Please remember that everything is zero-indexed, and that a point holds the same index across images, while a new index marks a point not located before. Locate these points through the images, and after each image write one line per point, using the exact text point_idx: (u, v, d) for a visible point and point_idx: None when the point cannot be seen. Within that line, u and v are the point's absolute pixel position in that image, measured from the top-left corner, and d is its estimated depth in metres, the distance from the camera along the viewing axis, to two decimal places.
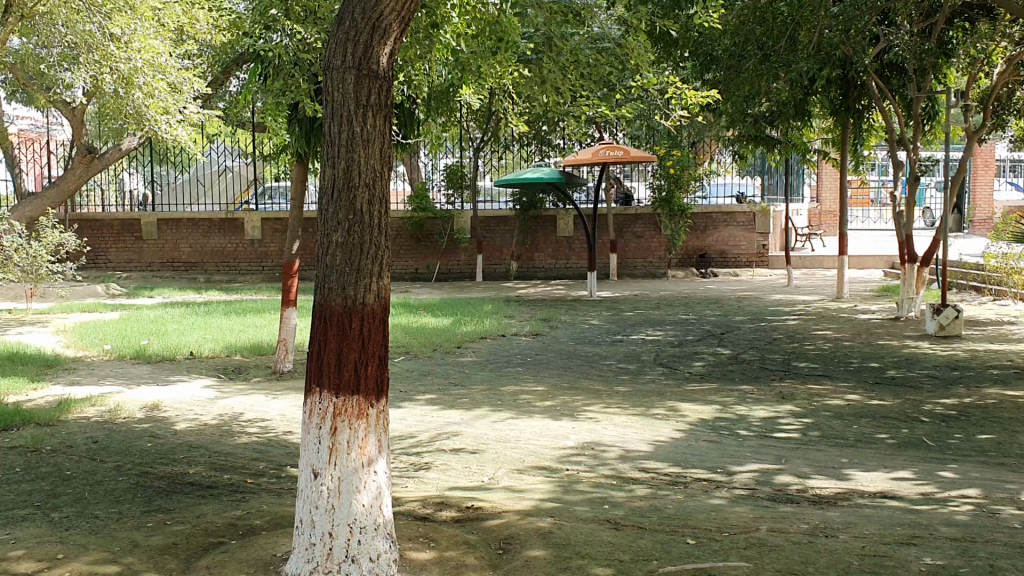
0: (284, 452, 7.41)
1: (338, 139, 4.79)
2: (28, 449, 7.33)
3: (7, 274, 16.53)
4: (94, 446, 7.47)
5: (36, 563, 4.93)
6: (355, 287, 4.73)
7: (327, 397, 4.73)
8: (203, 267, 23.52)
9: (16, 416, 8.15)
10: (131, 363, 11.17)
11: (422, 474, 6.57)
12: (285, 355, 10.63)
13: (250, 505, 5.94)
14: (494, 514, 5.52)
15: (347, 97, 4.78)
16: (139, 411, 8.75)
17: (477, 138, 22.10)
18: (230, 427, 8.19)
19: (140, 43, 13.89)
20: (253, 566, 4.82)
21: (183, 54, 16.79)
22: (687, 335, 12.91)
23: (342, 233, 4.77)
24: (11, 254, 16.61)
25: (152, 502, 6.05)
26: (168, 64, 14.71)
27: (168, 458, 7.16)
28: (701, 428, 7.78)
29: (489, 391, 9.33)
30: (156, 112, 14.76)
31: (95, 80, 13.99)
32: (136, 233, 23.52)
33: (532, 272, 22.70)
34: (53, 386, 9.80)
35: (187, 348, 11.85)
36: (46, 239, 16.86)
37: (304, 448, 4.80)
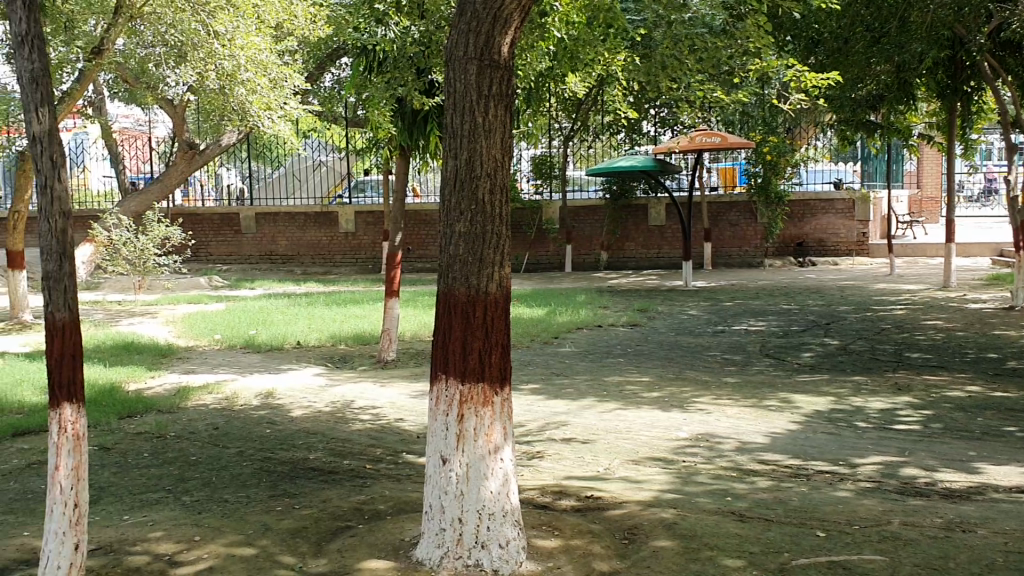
0: (398, 439, 7.52)
1: (460, 129, 4.83)
2: (154, 435, 7.61)
3: (117, 266, 17.17)
4: (215, 432, 7.71)
5: (175, 544, 5.11)
6: (478, 277, 4.77)
7: (454, 385, 4.79)
8: (300, 260, 24.07)
9: (140, 403, 8.46)
10: (241, 353, 11.49)
11: (536, 463, 6.59)
12: (389, 345, 10.77)
13: (373, 490, 6.05)
14: (615, 505, 5.50)
15: (469, 87, 4.81)
16: (254, 398, 8.99)
17: (566, 127, 22.00)
18: (343, 414, 8.35)
19: (243, 40, 14.20)
20: (383, 550, 4.91)
21: (283, 50, 17.11)
22: (791, 325, 12.66)
23: (465, 223, 4.81)
24: (119, 247, 17.20)
25: (278, 486, 6.22)
26: (270, 60, 14.94)
27: (286, 444, 7.33)
28: (817, 420, 7.62)
29: (595, 382, 9.31)
30: (260, 108, 15.14)
31: (199, 78, 14.48)
32: (235, 227, 24.20)
33: (623, 261, 22.52)
34: (170, 375, 10.15)
35: (293, 338, 12.11)
36: (153, 233, 17.35)
37: (432, 435, 4.86)
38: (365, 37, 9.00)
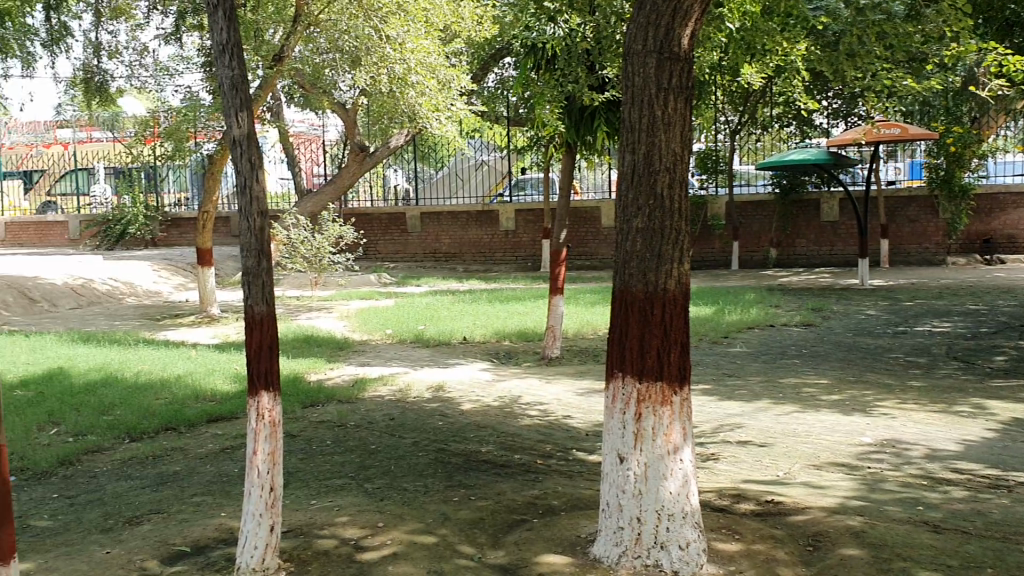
0: (568, 436, 7.55)
1: (638, 124, 4.77)
2: (334, 424, 7.94)
3: (294, 263, 18.00)
4: (392, 423, 7.97)
5: (360, 529, 5.31)
6: (656, 273, 4.70)
7: (631, 383, 4.74)
8: (463, 257, 24.58)
9: (321, 393, 8.86)
10: (412, 347, 11.84)
11: (711, 465, 6.45)
12: (554, 341, 10.83)
13: (546, 485, 6.09)
14: (797, 510, 5.31)
15: (647, 81, 4.76)
16: (426, 391, 9.25)
17: (733, 121, 21.48)
18: (513, 409, 8.46)
19: (413, 44, 14.58)
20: (560, 545, 4.93)
21: (449, 51, 17.48)
22: (981, 326, 11.88)
23: (643, 218, 4.75)
24: (297, 246, 18.03)
25: (454, 477, 6.36)
26: (438, 63, 15.30)
27: (460, 437, 7.49)
28: (1016, 428, 7.11)
29: (768, 383, 9.04)
30: (429, 110, 15.63)
31: (372, 82, 14.97)
32: (402, 226, 24.98)
33: (792, 259, 21.79)
34: (347, 367, 10.57)
35: (460, 333, 12.36)
36: (328, 232, 18.07)
37: (609, 433, 4.84)
38: (535, 34, 9.33)
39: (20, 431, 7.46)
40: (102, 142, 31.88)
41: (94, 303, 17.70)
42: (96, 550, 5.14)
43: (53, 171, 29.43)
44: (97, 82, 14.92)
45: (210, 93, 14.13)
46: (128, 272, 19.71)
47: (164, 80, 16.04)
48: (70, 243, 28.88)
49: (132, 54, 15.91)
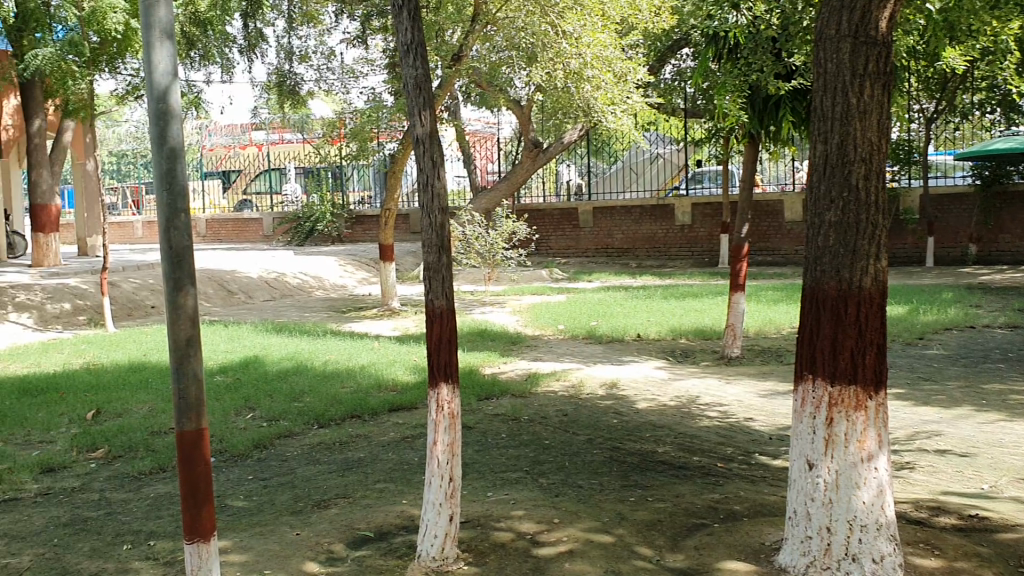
0: (749, 438, 7.28)
1: (831, 112, 4.50)
2: (509, 418, 8.00)
3: (470, 259, 18.33)
4: (566, 419, 7.95)
5: (537, 524, 5.30)
6: (851, 270, 4.42)
7: (822, 386, 4.50)
8: (637, 253, 24.34)
9: (496, 386, 8.95)
10: (585, 343, 11.81)
11: (906, 474, 6.05)
12: (733, 340, 10.49)
13: (727, 489, 5.89)
14: (1006, 528, 4.88)
15: (841, 67, 4.49)
16: (600, 388, 9.18)
17: (929, 108, 20.19)
18: (690, 409, 8.25)
19: (589, 38, 14.50)
20: (742, 551, 4.75)
21: (627, 44, 17.31)
22: None
23: (836, 212, 4.49)
24: (472, 242, 18.33)
25: (630, 476, 6.26)
26: (615, 56, 15.17)
27: (635, 435, 7.38)
28: None
29: (970, 389, 8.41)
30: (605, 104, 15.58)
31: (548, 77, 15.01)
32: (575, 222, 25.01)
33: (995, 255, 20.25)
34: (521, 361, 10.65)
35: (634, 330, 12.21)
36: (502, 228, 18.29)
37: (797, 438, 4.62)
38: (716, 23, 9.27)
39: (219, 414, 7.95)
40: (293, 143, 33.72)
41: (286, 295, 18.72)
42: (286, 531, 5.37)
43: (250, 171, 31.39)
44: (289, 86, 15.75)
45: (393, 94, 14.62)
46: (315, 267, 20.72)
47: (350, 82, 16.74)
48: (264, 239, 30.70)
49: (320, 57, 16.66)
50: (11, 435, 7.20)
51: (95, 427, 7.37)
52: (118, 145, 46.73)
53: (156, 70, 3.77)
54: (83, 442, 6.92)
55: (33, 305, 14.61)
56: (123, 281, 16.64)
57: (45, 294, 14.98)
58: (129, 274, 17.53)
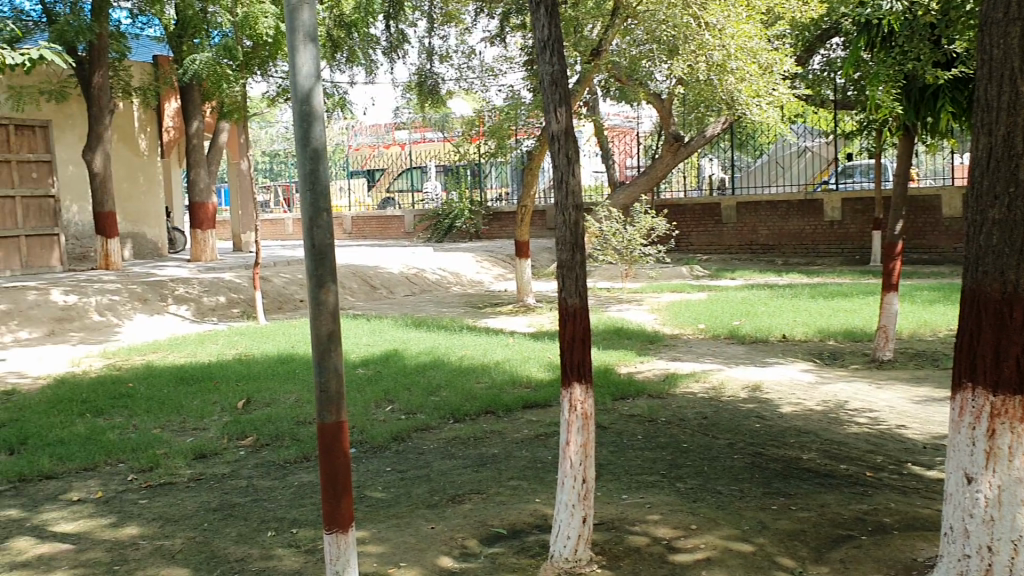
0: (901, 447, 6.89)
1: (996, 101, 4.14)
2: (646, 419, 7.86)
3: (608, 256, 18.16)
4: (705, 421, 7.74)
5: (673, 530, 5.17)
6: (1017, 273, 4.04)
7: (983, 396, 4.17)
8: (781, 250, 23.59)
9: (632, 387, 8.82)
10: (726, 343, 11.51)
11: None
12: (885, 343, 9.97)
13: (876, 501, 5.58)
14: None
15: (1009, 52, 4.11)
16: (741, 390, 8.90)
17: None
18: (837, 415, 7.89)
19: (733, 29, 14.11)
20: (892, 567, 4.49)
21: (773, 35, 16.76)
22: None
23: (1002, 208, 4.12)
24: (610, 238, 18.13)
25: (771, 483, 6.02)
26: (760, 47, 14.70)
27: (778, 441, 7.11)
28: None
29: None
30: (749, 97, 15.13)
31: (690, 70, 14.69)
32: (717, 217, 24.57)
33: None
34: (659, 361, 10.46)
35: (778, 330, 11.80)
36: (640, 224, 18.00)
37: (954, 449, 4.31)
38: (869, 9, 8.80)
39: (360, 407, 8.15)
40: (435, 141, 34.40)
41: (425, 290, 19.11)
42: (422, 524, 5.44)
43: (393, 169, 32.20)
44: (429, 85, 16.04)
45: (531, 91, 14.65)
46: (454, 263, 21.06)
47: (489, 80, 16.91)
48: (405, 235, 31.44)
49: (461, 56, 16.87)
50: (168, 422, 7.60)
51: (245, 416, 7.68)
52: (272, 145, 48.96)
53: (300, 72, 3.84)
54: (233, 429, 7.22)
55: (191, 298, 15.43)
56: (274, 276, 17.38)
57: (203, 287, 15.80)
58: (279, 268, 18.28)
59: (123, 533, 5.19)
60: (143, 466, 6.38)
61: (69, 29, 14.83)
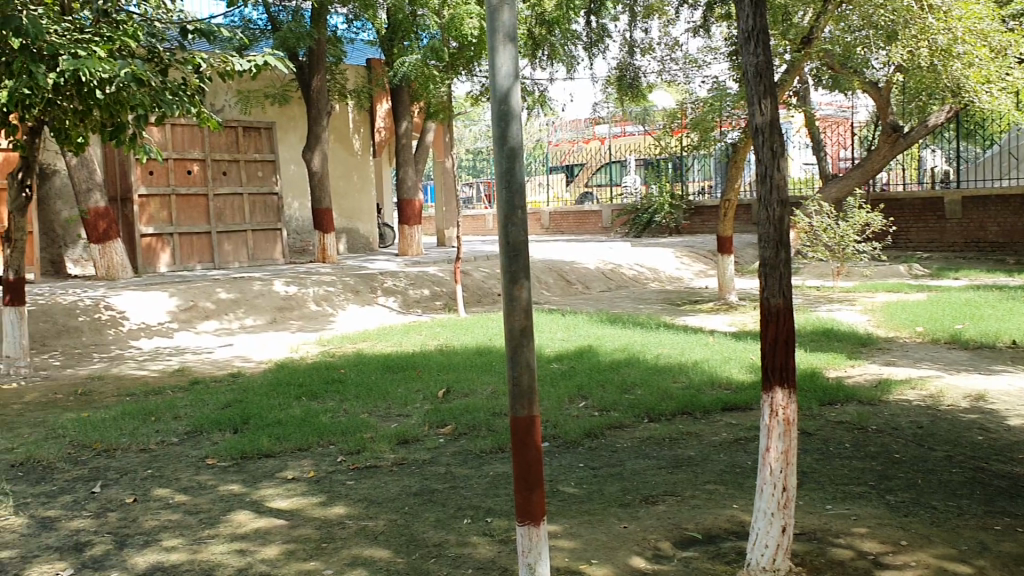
0: None
1: None
2: (854, 426, 7.45)
3: (817, 253, 17.32)
4: (920, 431, 7.24)
5: (880, 545, 4.86)
6: None
7: None
8: (1014, 247, 21.73)
9: (841, 392, 8.37)
10: (948, 348, 10.71)
11: None
12: None
13: None
14: None
15: None
16: (963, 399, 8.26)
17: None
18: None
19: (961, 11, 13.31)
20: None
21: (1006, 14, 15.56)
22: None
23: None
24: (820, 234, 17.24)
25: (994, 502, 5.53)
26: (990, 28, 13.96)
27: (1004, 456, 6.53)
28: None
29: None
30: (977, 81, 14.31)
31: (912, 57, 13.88)
32: (939, 212, 22.93)
33: None
34: (871, 365, 9.87)
35: (1008, 335, 10.86)
36: (853, 219, 16.88)
37: None
38: None
39: (555, 402, 8.22)
40: (635, 135, 34.15)
41: (623, 286, 19.03)
42: (615, 522, 5.40)
43: (594, 164, 32.30)
44: (628, 79, 15.95)
45: (736, 82, 14.26)
46: (654, 259, 20.83)
47: (692, 72, 16.60)
48: (604, 230, 31.43)
49: (664, 49, 16.68)
50: (374, 407, 7.96)
51: (445, 406, 7.93)
52: (475, 142, 50.38)
53: (500, 72, 3.90)
54: (434, 417, 7.47)
55: (398, 290, 16.11)
56: (474, 270, 17.87)
57: (408, 280, 16.47)
58: (480, 263, 18.78)
59: (332, 512, 5.48)
60: (351, 449, 6.72)
61: (292, 35, 15.88)
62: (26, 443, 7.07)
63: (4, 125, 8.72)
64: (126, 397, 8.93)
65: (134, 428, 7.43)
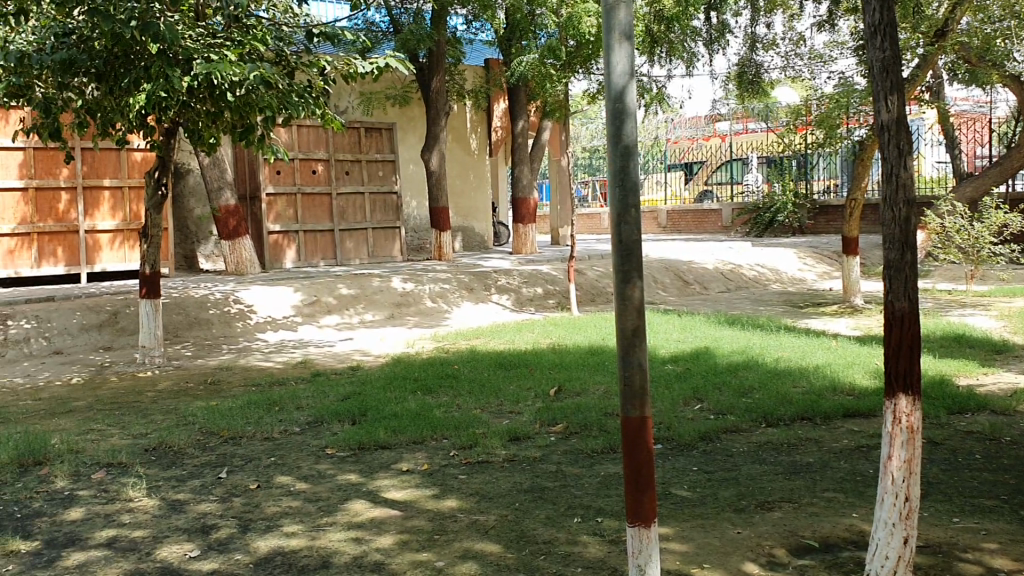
0: None
1: None
2: (986, 437, 7.09)
3: (949, 255, 16.55)
4: None
5: (1012, 562, 4.62)
6: None
7: None
8: None
9: (972, 400, 7.98)
10: None
11: None
12: None
13: None
14: None
15: None
16: None
17: None
18: None
19: None
20: None
21: None
22: None
23: None
24: (953, 236, 16.46)
25: None
26: None
27: None
28: None
29: None
30: None
31: None
32: None
33: None
34: (1006, 373, 9.38)
35: None
36: (989, 220, 16.06)
37: None
38: None
39: (669, 404, 8.13)
40: (757, 132, 33.37)
41: (742, 287, 18.64)
42: (728, 527, 5.30)
43: (714, 162, 31.76)
44: (749, 75, 15.62)
45: (863, 77, 13.79)
46: (775, 260, 20.33)
47: (818, 67, 16.15)
48: (724, 229, 30.86)
49: (787, 44, 16.27)
50: (487, 404, 8.05)
51: (557, 404, 7.96)
52: (593, 139, 50.29)
53: (615, 71, 3.89)
54: (545, 416, 7.50)
55: (512, 288, 16.23)
56: (590, 269, 17.83)
57: (523, 278, 16.57)
58: (594, 262, 18.73)
59: (445, 505, 5.57)
60: (464, 444, 6.82)
61: (413, 37, 16.22)
62: (160, 429, 7.46)
63: (144, 126, 9.23)
64: (252, 386, 9.32)
65: (258, 417, 7.74)
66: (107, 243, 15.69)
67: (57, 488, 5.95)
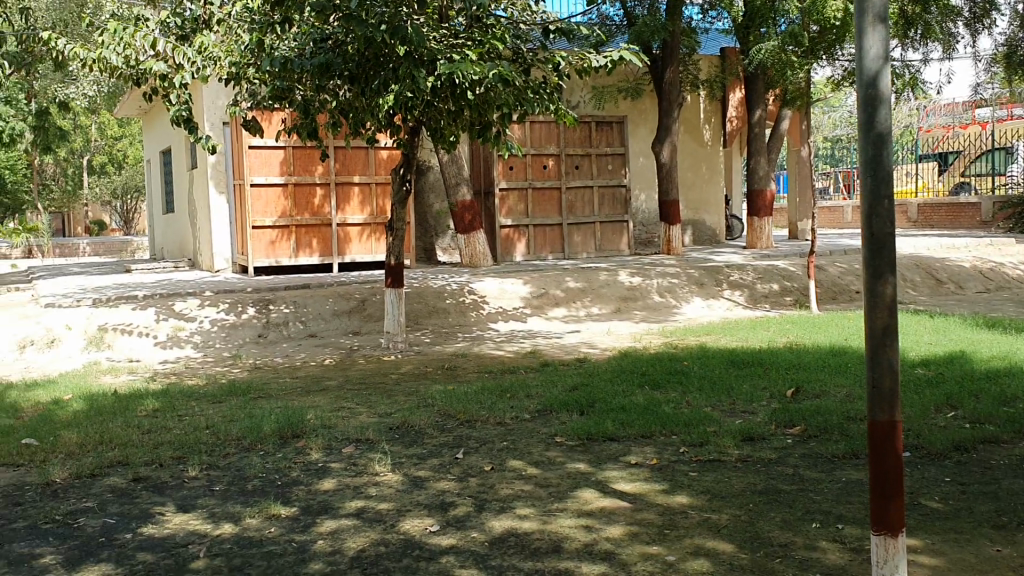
0: None
1: None
2: None
3: None
4: None
5: None
6: None
7: None
8: None
9: None
10: None
11: None
12: None
13: None
14: None
15: None
16: None
17: None
18: None
19: None
20: None
21: None
22: None
23: None
24: None
25: None
26: None
27: None
28: None
29: None
30: None
31: None
32: None
33: None
34: None
35: None
36: None
37: None
38: None
39: (918, 410, 7.61)
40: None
41: (1003, 287, 17.10)
42: (986, 544, 4.89)
43: (971, 152, 29.38)
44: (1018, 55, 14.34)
45: None
46: None
47: None
48: (982, 224, 28.46)
49: None
50: (720, 402, 7.89)
51: (794, 405, 7.67)
52: (835, 129, 47.93)
53: (868, 55, 3.65)
54: (781, 417, 7.25)
55: (745, 284, 15.78)
56: (830, 266, 17.00)
57: (757, 274, 16.05)
58: (835, 258, 17.82)
59: (675, 500, 5.52)
60: (695, 441, 6.71)
61: (647, 29, 16.15)
62: (402, 409, 7.90)
63: (392, 125, 9.75)
64: (486, 373, 9.66)
65: (492, 403, 8.01)
66: (357, 236, 16.75)
67: (312, 459, 6.45)
